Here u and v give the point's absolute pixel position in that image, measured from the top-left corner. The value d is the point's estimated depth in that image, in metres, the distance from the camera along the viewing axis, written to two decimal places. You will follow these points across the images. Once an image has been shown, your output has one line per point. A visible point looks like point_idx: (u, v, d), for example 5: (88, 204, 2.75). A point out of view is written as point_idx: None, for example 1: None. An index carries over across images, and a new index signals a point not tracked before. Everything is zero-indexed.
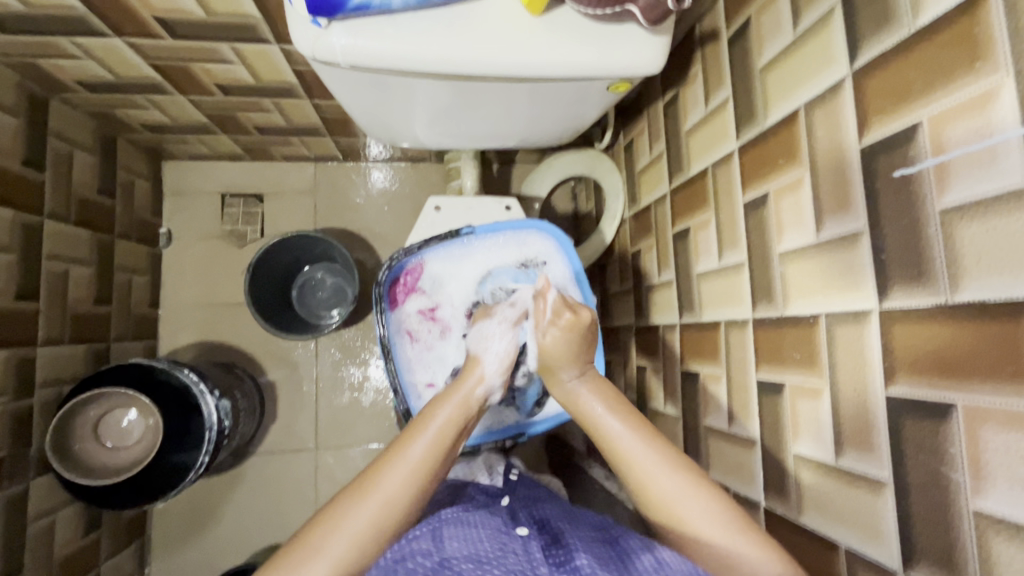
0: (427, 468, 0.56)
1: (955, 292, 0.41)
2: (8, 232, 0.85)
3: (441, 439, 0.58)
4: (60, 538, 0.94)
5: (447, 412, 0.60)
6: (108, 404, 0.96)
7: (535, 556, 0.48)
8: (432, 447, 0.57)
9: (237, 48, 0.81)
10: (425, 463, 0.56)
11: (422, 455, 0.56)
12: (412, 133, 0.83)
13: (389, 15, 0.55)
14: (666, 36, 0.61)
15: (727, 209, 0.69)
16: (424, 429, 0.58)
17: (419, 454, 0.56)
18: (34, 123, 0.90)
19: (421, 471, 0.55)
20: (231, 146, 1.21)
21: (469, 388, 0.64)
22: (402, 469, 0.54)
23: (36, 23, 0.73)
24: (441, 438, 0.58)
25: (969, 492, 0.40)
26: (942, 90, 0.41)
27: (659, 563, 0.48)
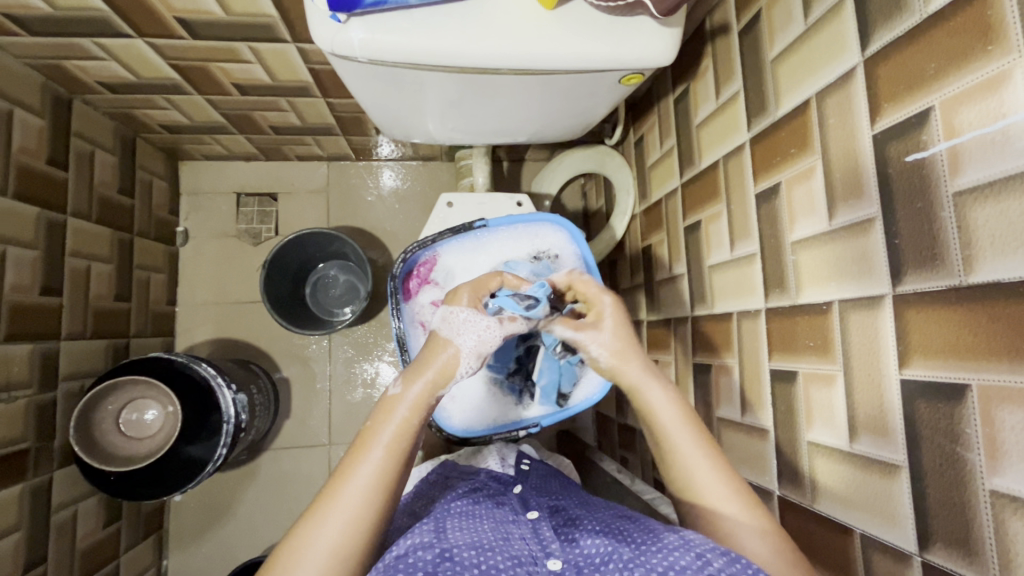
0: (385, 481, 0.54)
1: (969, 274, 0.41)
2: (34, 230, 0.87)
3: (397, 450, 0.56)
4: (82, 528, 0.96)
5: (401, 419, 0.58)
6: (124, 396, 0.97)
7: (542, 537, 0.54)
8: (388, 458, 0.55)
9: (254, 48, 0.83)
10: (377, 478, 0.54)
11: (375, 473, 0.54)
12: (425, 128, 0.84)
13: (406, 11, 0.57)
14: (678, 27, 0.62)
15: (739, 200, 0.70)
16: (378, 436, 0.56)
17: (370, 472, 0.54)
18: (58, 123, 0.93)
19: (377, 485, 0.54)
20: (246, 146, 1.23)
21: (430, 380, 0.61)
22: (356, 488, 0.53)
23: (62, 25, 0.76)
24: (393, 450, 0.56)
25: (984, 473, 0.40)
26: (954, 74, 0.42)
27: (685, 542, 0.47)
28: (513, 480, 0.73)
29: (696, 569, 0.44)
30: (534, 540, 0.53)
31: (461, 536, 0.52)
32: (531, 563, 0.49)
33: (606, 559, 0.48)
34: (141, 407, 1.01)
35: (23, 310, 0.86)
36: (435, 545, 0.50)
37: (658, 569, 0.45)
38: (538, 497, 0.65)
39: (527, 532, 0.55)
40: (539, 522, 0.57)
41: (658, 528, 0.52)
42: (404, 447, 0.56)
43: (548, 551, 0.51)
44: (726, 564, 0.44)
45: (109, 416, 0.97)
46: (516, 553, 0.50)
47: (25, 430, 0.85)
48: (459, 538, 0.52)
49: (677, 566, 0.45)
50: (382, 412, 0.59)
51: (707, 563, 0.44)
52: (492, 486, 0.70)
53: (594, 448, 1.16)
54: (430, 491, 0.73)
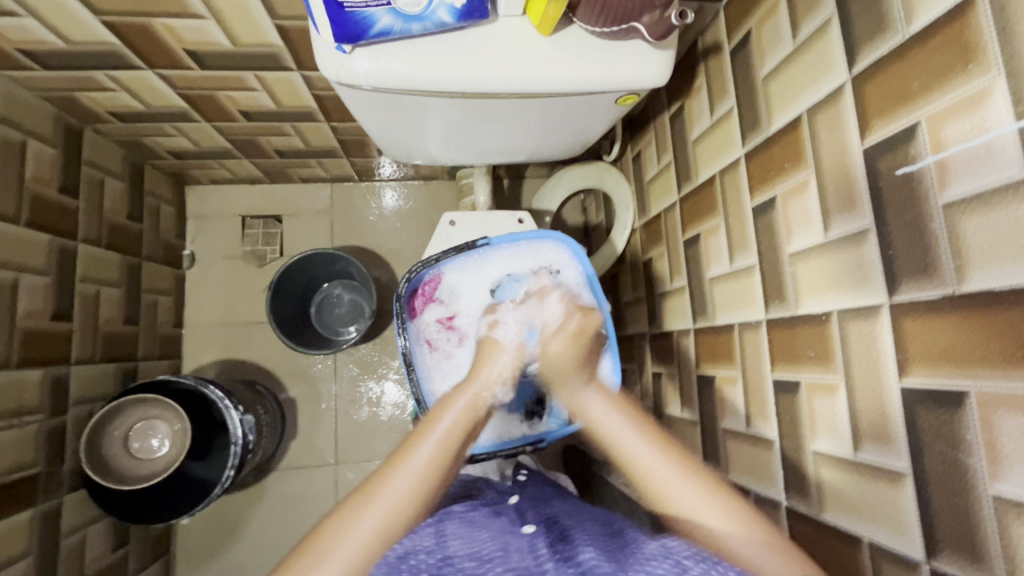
0: (413, 501, 0.55)
1: (961, 283, 0.42)
2: (46, 256, 0.89)
3: (428, 472, 0.57)
4: (91, 553, 0.96)
5: (450, 419, 0.63)
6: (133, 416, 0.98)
7: (538, 554, 0.52)
8: (436, 452, 0.59)
9: (261, 76, 0.85)
10: (408, 495, 0.55)
11: (405, 488, 0.55)
12: (428, 150, 0.86)
13: (408, 40, 0.59)
14: (671, 49, 0.64)
15: (736, 213, 0.71)
16: (426, 435, 0.61)
17: (401, 487, 0.55)
18: (70, 152, 0.95)
19: (403, 501, 0.55)
20: (251, 169, 1.25)
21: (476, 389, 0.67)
22: (383, 501, 0.54)
23: (75, 59, 0.78)
24: (428, 470, 0.58)
25: (986, 478, 0.41)
26: (938, 91, 0.43)
27: (664, 549, 0.47)
28: (511, 491, 0.74)
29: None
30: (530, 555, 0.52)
31: (462, 545, 0.53)
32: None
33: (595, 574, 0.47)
34: (150, 428, 1.02)
35: (34, 336, 0.87)
36: (437, 551, 0.51)
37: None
38: (535, 510, 0.65)
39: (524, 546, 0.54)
40: (536, 537, 0.56)
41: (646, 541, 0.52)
42: (435, 473, 0.58)
43: (543, 569, 0.49)
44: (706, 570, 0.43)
45: (120, 436, 0.98)
46: (516, 564, 0.50)
47: (35, 455, 0.86)
48: (460, 546, 0.52)
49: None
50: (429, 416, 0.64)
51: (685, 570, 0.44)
52: (488, 496, 0.70)
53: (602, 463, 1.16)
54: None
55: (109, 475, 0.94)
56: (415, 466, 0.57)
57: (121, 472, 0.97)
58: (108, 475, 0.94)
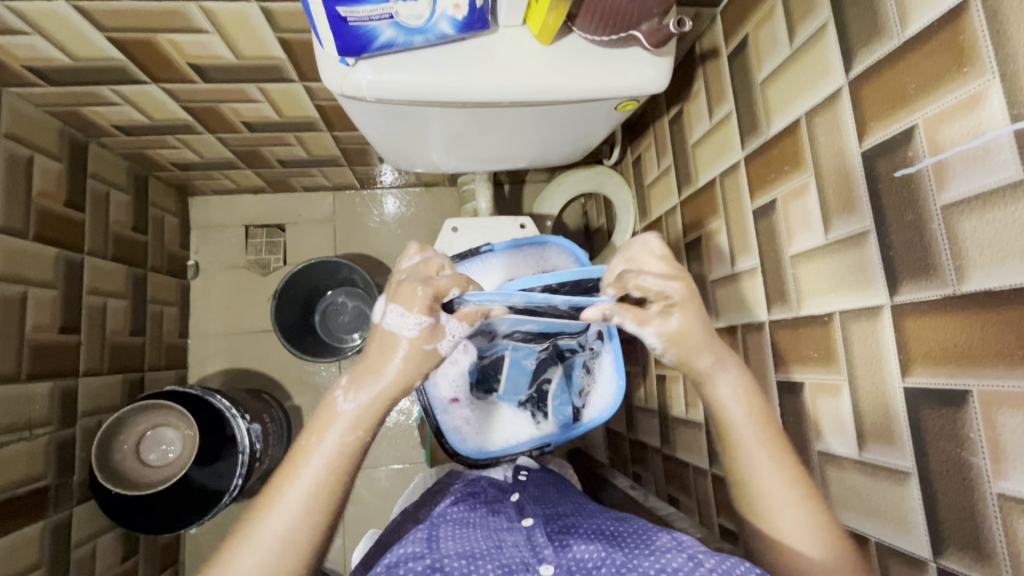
0: (319, 506, 0.51)
1: (961, 283, 0.42)
2: (53, 269, 0.90)
3: (328, 476, 0.52)
4: (101, 563, 0.97)
5: (339, 437, 0.53)
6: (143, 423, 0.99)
7: (535, 545, 0.54)
8: (323, 478, 0.52)
9: (263, 88, 0.86)
10: (312, 500, 0.51)
11: (306, 495, 0.51)
12: (430, 159, 0.87)
13: (410, 52, 0.60)
14: (669, 56, 0.65)
15: (737, 216, 0.72)
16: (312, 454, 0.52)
17: (301, 495, 0.51)
18: (75, 166, 0.96)
19: (312, 508, 0.51)
20: (254, 180, 1.26)
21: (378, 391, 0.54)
22: (286, 510, 0.50)
23: (80, 74, 0.79)
24: (327, 473, 0.52)
25: (990, 476, 0.41)
26: (933, 94, 0.44)
27: (678, 544, 0.49)
28: (512, 488, 0.75)
29: (688, 569, 0.45)
30: (527, 547, 0.54)
31: (453, 546, 0.54)
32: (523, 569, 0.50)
33: (597, 565, 0.49)
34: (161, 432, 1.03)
35: (43, 349, 0.88)
36: (427, 555, 0.52)
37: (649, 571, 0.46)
38: (536, 505, 0.66)
39: (521, 539, 0.56)
40: (532, 529, 0.57)
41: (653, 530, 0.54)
42: (336, 476, 0.52)
43: (540, 557, 0.52)
44: (715, 562, 0.45)
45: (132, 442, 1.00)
46: (507, 561, 0.51)
47: (45, 468, 0.87)
48: (450, 547, 0.53)
49: (670, 566, 0.46)
50: (315, 428, 0.53)
51: (699, 564, 0.45)
52: (490, 492, 0.71)
53: (607, 465, 1.16)
54: (431, 499, 0.74)
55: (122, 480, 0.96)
56: (314, 470, 0.52)
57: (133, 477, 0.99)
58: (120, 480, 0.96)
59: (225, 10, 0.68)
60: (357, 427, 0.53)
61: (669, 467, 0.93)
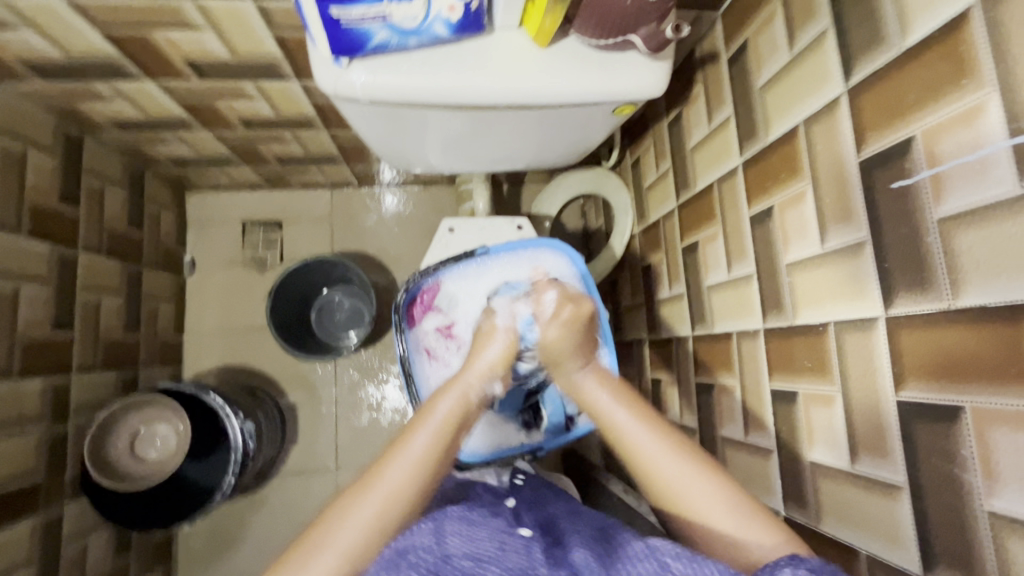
0: (411, 492, 0.55)
1: (957, 297, 0.42)
2: (46, 265, 0.89)
3: (429, 457, 0.58)
4: (93, 561, 0.97)
5: (424, 440, 0.58)
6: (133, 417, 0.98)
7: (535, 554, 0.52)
8: (402, 486, 0.55)
9: (259, 85, 0.85)
10: (406, 486, 0.55)
11: (402, 479, 0.55)
12: (426, 160, 0.86)
13: (405, 52, 0.59)
14: (668, 61, 0.64)
15: (734, 223, 0.71)
16: (398, 457, 0.57)
17: (399, 477, 0.55)
18: (70, 162, 0.96)
19: (399, 496, 0.55)
20: (251, 176, 1.26)
21: (466, 382, 0.64)
22: (381, 492, 0.55)
23: (75, 69, 0.79)
24: (429, 454, 0.58)
25: (982, 493, 0.41)
26: (932, 105, 0.43)
27: (650, 550, 0.49)
28: (507, 493, 0.74)
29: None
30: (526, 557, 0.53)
31: (465, 542, 0.52)
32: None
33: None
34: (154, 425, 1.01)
35: (35, 345, 0.87)
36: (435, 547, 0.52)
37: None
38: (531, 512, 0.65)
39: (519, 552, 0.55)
40: (531, 537, 0.56)
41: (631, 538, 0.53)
42: (432, 460, 0.58)
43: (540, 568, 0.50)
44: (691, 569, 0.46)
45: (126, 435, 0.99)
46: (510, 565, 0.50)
47: (36, 465, 0.86)
48: (462, 543, 0.52)
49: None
50: (413, 422, 0.61)
51: (664, 568, 0.46)
52: (484, 497, 0.70)
53: (602, 468, 1.16)
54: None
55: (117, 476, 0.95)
56: (414, 454, 0.57)
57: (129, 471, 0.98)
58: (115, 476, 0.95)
59: (220, 7, 0.67)
60: (445, 429, 0.60)
61: None
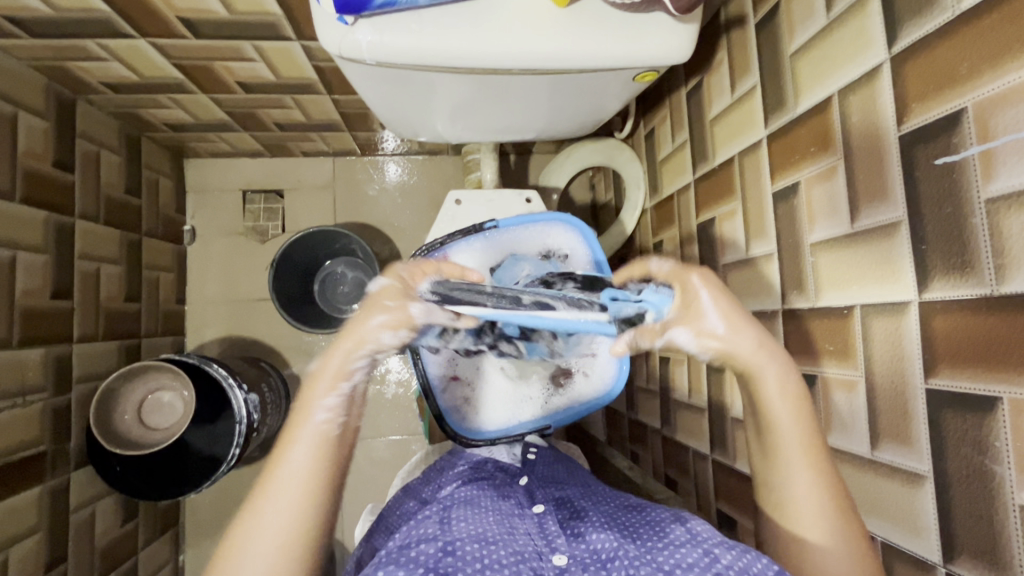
0: (314, 487, 0.52)
1: (1001, 283, 0.40)
2: (42, 233, 0.87)
3: (318, 454, 0.53)
4: (101, 528, 0.98)
5: (312, 437, 0.53)
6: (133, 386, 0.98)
7: (547, 533, 0.52)
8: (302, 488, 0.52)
9: (258, 46, 0.81)
10: (306, 479, 0.52)
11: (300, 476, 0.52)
12: (434, 128, 0.82)
13: (415, 11, 0.55)
14: (695, 23, 0.60)
15: (756, 199, 0.68)
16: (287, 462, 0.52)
17: (295, 476, 0.52)
18: (63, 125, 0.92)
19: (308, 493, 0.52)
20: (251, 143, 1.22)
21: (339, 364, 0.55)
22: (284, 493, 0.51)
23: (63, 26, 0.74)
24: (318, 451, 0.53)
25: (1014, 486, 0.39)
26: (988, 75, 0.40)
27: (692, 537, 0.49)
28: (519, 471, 0.73)
29: (704, 565, 0.45)
30: (539, 536, 0.52)
31: (466, 528, 0.52)
32: (535, 559, 0.49)
33: (612, 556, 0.48)
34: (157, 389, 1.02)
35: (35, 315, 0.86)
36: (439, 538, 0.51)
37: (664, 567, 0.46)
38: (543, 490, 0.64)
39: (532, 527, 0.54)
40: (544, 517, 0.55)
41: (665, 522, 0.53)
42: (323, 453, 0.53)
43: (553, 546, 0.50)
44: (733, 558, 0.45)
45: (132, 403, 0.99)
46: (519, 549, 0.49)
47: (40, 434, 0.86)
48: (463, 529, 0.52)
49: (684, 563, 0.46)
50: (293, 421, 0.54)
51: (714, 560, 0.46)
52: (498, 475, 0.70)
53: (605, 443, 1.16)
54: (430, 477, 0.74)
55: (130, 444, 0.97)
56: (302, 454, 0.53)
57: (139, 438, 1.00)
58: (128, 444, 0.97)
59: None
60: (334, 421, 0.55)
61: (669, 449, 0.92)
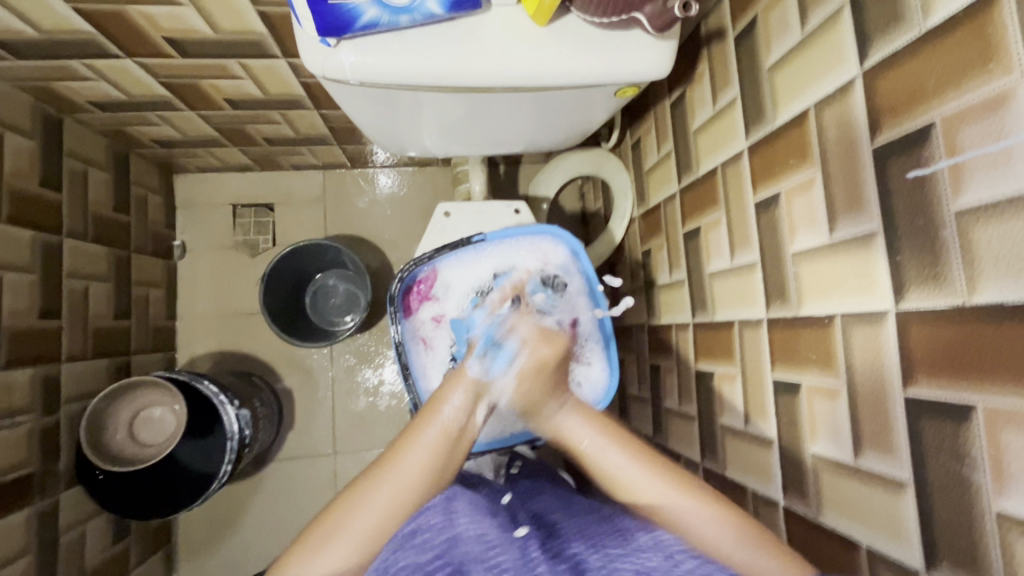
0: (427, 476, 0.57)
1: (972, 294, 0.40)
2: (29, 253, 0.87)
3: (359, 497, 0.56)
4: (91, 548, 0.97)
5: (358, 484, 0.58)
6: (121, 403, 0.98)
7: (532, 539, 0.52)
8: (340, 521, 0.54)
9: (244, 64, 0.81)
10: (418, 474, 0.57)
11: (420, 464, 0.57)
12: (422, 144, 0.83)
13: (397, 31, 0.56)
14: (673, 39, 0.61)
15: (738, 209, 0.69)
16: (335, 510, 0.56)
17: (414, 463, 0.57)
18: (50, 144, 0.92)
19: (412, 487, 0.56)
20: (240, 157, 1.22)
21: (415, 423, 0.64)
22: (393, 484, 0.55)
23: (49, 47, 0.75)
24: (442, 443, 0.60)
25: (990, 494, 0.40)
26: (954, 91, 0.41)
27: (658, 543, 0.50)
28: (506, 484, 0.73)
29: (666, 569, 0.46)
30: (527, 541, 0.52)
31: (470, 526, 0.51)
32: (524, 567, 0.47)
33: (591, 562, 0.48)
34: (147, 405, 1.02)
35: (23, 335, 0.85)
36: (446, 530, 0.51)
37: (635, 569, 0.46)
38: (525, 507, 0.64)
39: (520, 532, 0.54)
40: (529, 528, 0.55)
41: (634, 531, 0.53)
42: (445, 442, 0.60)
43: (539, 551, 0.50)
44: (695, 565, 0.47)
45: (122, 419, 0.99)
46: (519, 549, 0.49)
47: (28, 455, 0.85)
48: (468, 526, 0.51)
49: (649, 566, 0.47)
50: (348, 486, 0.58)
51: (676, 564, 0.47)
52: (483, 488, 0.70)
53: None
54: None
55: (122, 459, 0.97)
56: (427, 443, 0.59)
57: (132, 454, 0.99)
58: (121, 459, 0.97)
59: None
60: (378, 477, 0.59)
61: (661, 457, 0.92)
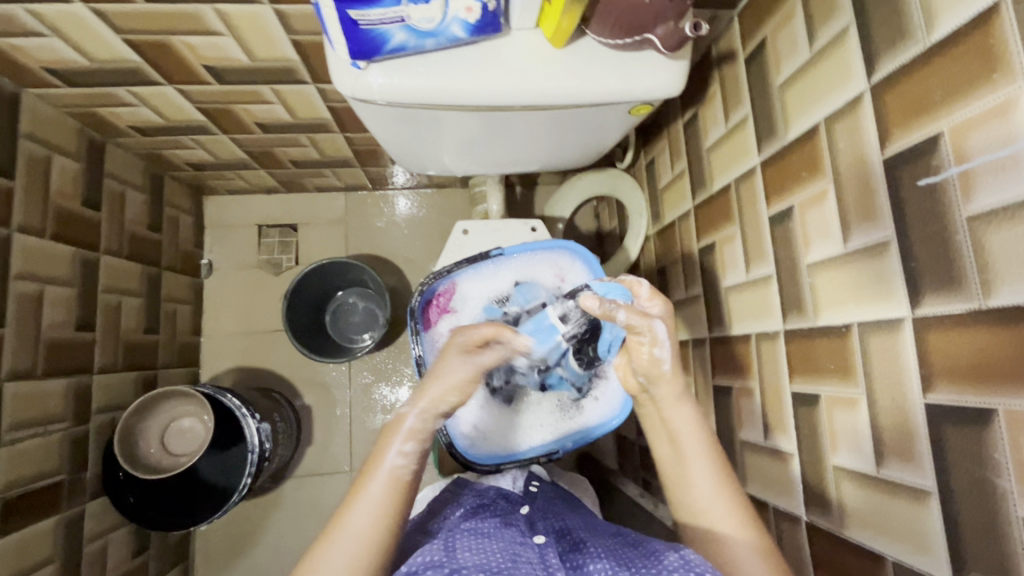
0: (376, 539, 0.56)
1: (987, 297, 0.41)
2: (69, 268, 0.91)
3: (387, 498, 0.57)
4: (113, 559, 0.98)
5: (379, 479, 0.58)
6: (156, 415, 1.02)
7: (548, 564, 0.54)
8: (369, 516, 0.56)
9: (277, 90, 0.86)
10: (368, 531, 0.56)
11: (366, 525, 0.56)
12: (441, 161, 0.86)
13: (422, 54, 0.60)
14: (684, 59, 0.64)
15: (753, 224, 0.70)
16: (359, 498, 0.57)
17: (361, 525, 0.56)
18: (92, 166, 0.98)
19: (364, 549, 0.55)
20: (267, 180, 1.27)
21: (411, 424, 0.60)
22: (346, 539, 0.55)
23: (99, 76, 0.80)
24: (390, 494, 0.58)
25: (1016, 499, 0.39)
26: (961, 101, 0.42)
27: (685, 562, 0.49)
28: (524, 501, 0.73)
29: None
30: (541, 566, 0.53)
31: (471, 557, 0.54)
32: None
33: None
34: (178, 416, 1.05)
35: (60, 346, 0.89)
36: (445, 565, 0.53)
37: None
38: (547, 518, 0.65)
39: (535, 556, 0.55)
40: (547, 545, 0.57)
41: (662, 549, 0.53)
42: (392, 501, 0.58)
43: None
44: None
45: (155, 428, 1.02)
46: None
47: (58, 464, 0.88)
48: (468, 559, 0.54)
49: None
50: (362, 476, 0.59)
51: None
52: (500, 504, 0.70)
53: (616, 472, 1.15)
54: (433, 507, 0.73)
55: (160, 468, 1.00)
56: (374, 498, 0.57)
57: (166, 462, 1.02)
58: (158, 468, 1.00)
59: (239, 11, 0.68)
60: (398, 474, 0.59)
61: None
